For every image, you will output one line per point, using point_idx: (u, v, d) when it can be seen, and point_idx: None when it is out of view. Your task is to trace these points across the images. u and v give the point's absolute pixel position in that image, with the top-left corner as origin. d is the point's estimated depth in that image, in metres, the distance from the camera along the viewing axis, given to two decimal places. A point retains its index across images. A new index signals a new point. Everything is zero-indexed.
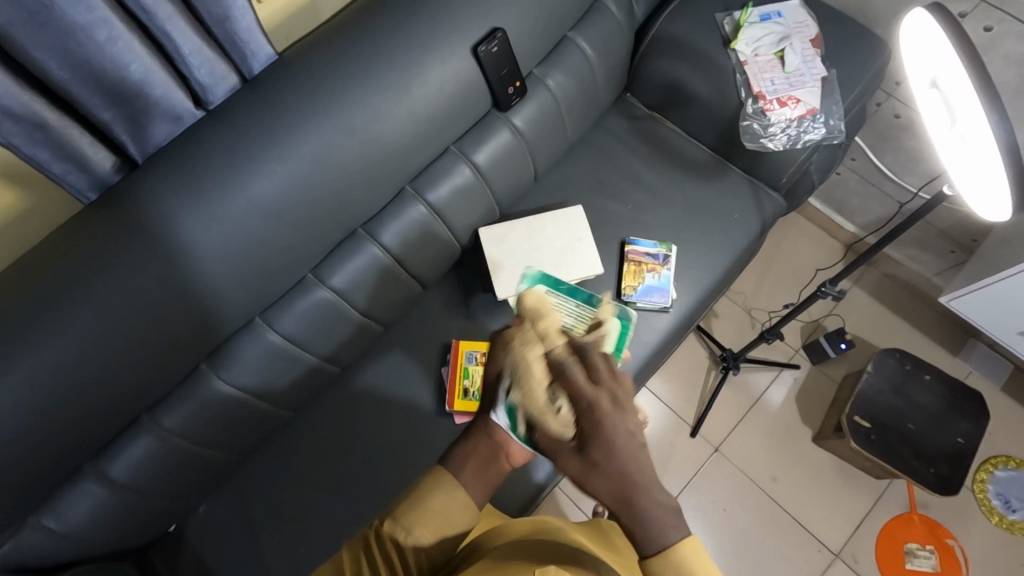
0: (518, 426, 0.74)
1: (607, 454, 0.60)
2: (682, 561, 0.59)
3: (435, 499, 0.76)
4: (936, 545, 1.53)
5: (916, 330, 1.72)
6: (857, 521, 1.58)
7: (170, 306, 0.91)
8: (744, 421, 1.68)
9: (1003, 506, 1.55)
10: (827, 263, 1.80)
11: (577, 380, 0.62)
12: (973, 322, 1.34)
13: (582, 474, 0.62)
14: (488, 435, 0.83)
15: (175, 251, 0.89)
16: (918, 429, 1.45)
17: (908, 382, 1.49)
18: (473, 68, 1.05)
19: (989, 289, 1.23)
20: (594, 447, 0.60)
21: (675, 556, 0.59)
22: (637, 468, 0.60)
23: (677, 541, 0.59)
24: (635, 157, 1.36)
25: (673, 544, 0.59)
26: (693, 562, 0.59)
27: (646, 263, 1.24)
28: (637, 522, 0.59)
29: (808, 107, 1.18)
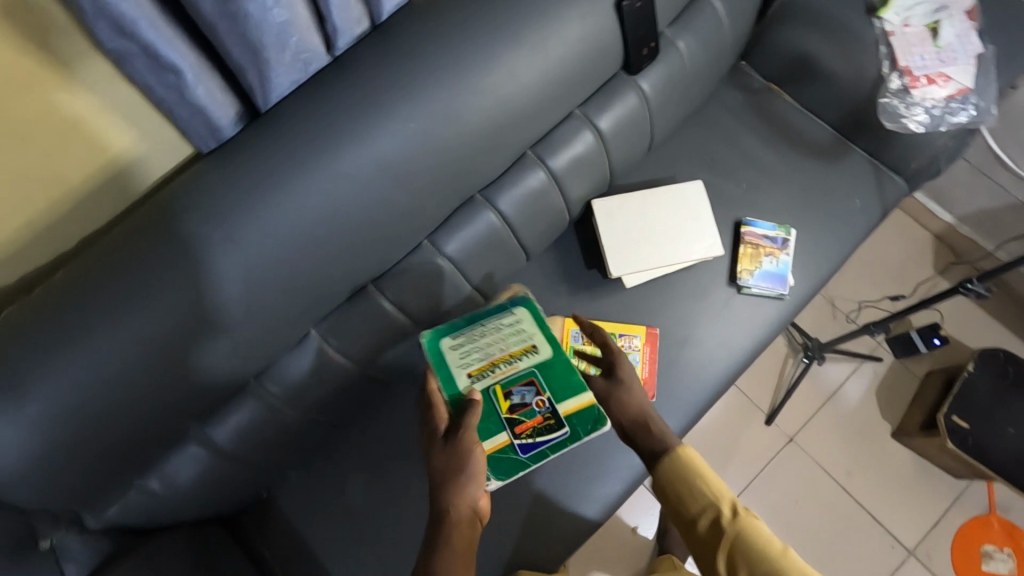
0: (518, 459, 0.83)
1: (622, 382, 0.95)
2: (684, 459, 0.86)
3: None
4: (1014, 548, 1.49)
5: (1007, 329, 1.66)
6: (933, 520, 1.54)
7: (259, 282, 0.83)
8: (821, 412, 1.64)
9: None
10: (916, 254, 1.72)
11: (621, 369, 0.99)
12: None
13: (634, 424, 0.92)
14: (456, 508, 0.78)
15: (268, 227, 0.81)
16: (1018, 433, 1.38)
17: (1010, 385, 1.42)
18: (613, 25, 0.97)
19: None
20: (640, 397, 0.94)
21: (681, 456, 0.86)
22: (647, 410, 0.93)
23: (677, 447, 0.87)
24: (751, 131, 1.27)
25: (676, 450, 0.87)
26: (693, 461, 0.85)
27: (764, 246, 1.17)
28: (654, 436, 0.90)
29: (959, 86, 1.08)
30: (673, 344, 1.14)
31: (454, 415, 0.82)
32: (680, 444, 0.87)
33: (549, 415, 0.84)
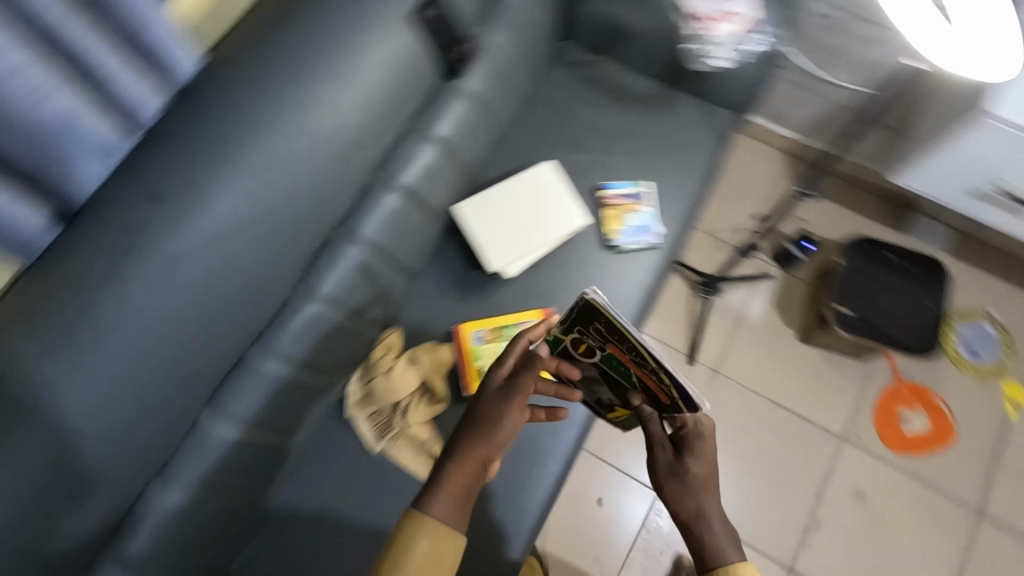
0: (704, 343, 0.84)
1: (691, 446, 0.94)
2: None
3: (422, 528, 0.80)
4: (926, 407, 1.67)
5: (864, 215, 1.84)
6: (854, 404, 1.68)
7: (119, 383, 0.79)
8: (734, 338, 1.75)
9: (972, 356, 1.70)
10: (775, 173, 1.87)
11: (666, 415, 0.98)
12: (930, 198, 1.40)
13: (668, 469, 0.94)
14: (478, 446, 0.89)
15: (132, 313, 0.79)
16: (892, 304, 1.50)
17: (875, 264, 1.53)
18: (417, 39, 1.00)
19: (936, 161, 1.30)
20: (687, 451, 0.94)
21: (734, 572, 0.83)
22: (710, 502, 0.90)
23: (734, 562, 0.85)
24: (587, 102, 1.34)
25: (734, 564, 0.84)
26: None
27: (625, 205, 1.23)
28: (704, 541, 0.87)
29: (746, 19, 1.21)
30: None
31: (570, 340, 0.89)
32: (739, 559, 0.85)
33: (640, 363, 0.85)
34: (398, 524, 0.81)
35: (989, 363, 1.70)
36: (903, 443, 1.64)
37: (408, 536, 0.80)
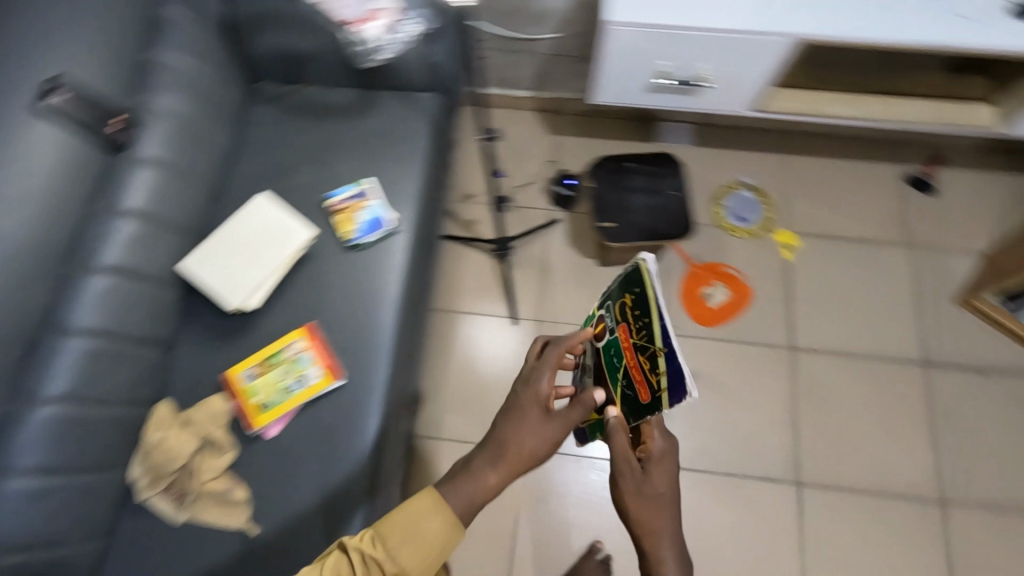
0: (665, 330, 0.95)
1: (666, 463, 1.05)
2: None
3: (432, 523, 0.94)
4: (721, 278, 1.86)
5: (614, 139, 2.06)
6: (662, 300, 1.85)
7: None
8: (545, 285, 1.87)
9: (742, 222, 1.93)
10: (527, 132, 2.05)
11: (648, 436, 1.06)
12: (621, 103, 1.57)
13: (636, 482, 1.03)
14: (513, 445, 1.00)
15: None
16: (644, 205, 1.66)
17: (620, 175, 1.69)
18: (60, 127, 1.06)
19: (605, 74, 1.46)
20: (652, 469, 1.04)
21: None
22: (666, 522, 1.03)
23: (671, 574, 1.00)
24: (295, 128, 1.41)
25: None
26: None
27: (353, 206, 1.31)
28: (652, 550, 1.01)
29: (392, 11, 1.30)
30: (337, 322, 1.23)
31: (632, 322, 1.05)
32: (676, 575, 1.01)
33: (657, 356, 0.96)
34: (406, 509, 0.95)
35: (758, 222, 1.93)
36: (712, 316, 1.83)
37: (416, 516, 0.95)
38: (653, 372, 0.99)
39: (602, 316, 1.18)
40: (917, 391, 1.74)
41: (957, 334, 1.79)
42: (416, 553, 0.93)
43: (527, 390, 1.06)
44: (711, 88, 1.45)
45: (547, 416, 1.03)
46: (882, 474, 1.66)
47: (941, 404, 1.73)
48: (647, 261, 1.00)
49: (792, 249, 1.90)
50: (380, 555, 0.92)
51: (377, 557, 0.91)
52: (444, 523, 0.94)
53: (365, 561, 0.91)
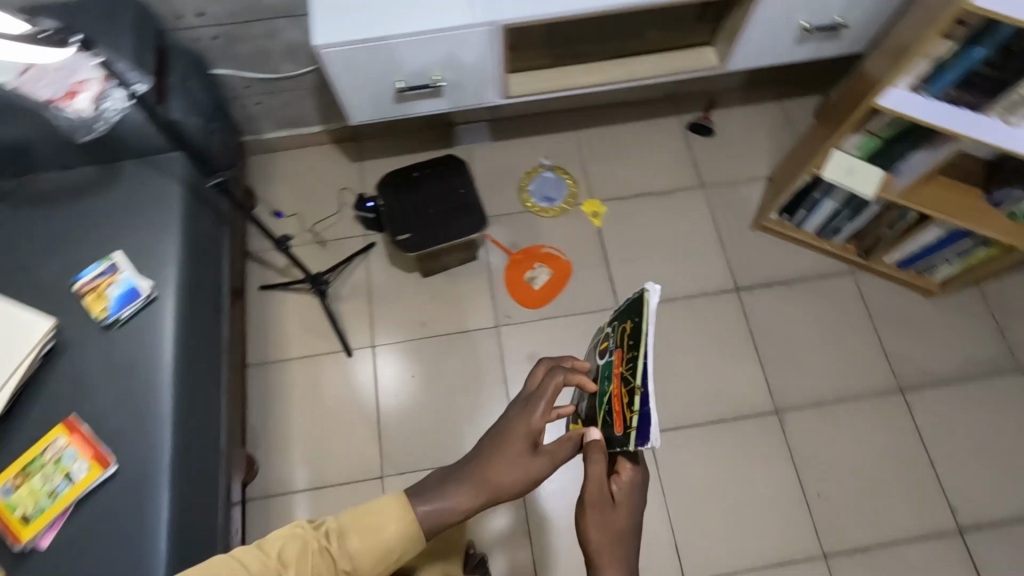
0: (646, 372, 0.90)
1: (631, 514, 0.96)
2: None
3: (398, 532, 0.91)
4: (541, 258, 1.92)
5: (415, 152, 2.10)
6: (490, 293, 1.88)
7: None
8: (374, 309, 1.87)
9: (550, 201, 2.01)
10: (330, 164, 2.06)
11: (622, 467, 0.99)
12: (375, 121, 1.57)
13: (599, 510, 0.96)
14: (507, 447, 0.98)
15: None
16: (436, 210, 1.70)
17: (409, 186, 1.72)
18: None
19: (345, 97, 1.47)
20: (618, 496, 0.98)
21: None
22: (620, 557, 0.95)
23: None
24: (32, 219, 1.34)
25: None
26: None
27: (102, 283, 1.26)
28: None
29: (98, 80, 1.21)
30: (103, 410, 1.18)
31: (625, 348, 0.99)
32: None
33: (632, 395, 0.92)
34: (383, 503, 0.92)
35: (564, 198, 2.01)
36: (540, 295, 1.87)
37: (388, 511, 0.92)
38: (628, 405, 0.94)
39: (608, 335, 1.12)
40: (735, 317, 1.86)
41: (760, 255, 1.93)
42: (372, 549, 0.90)
43: (516, 422, 1.00)
44: (449, 87, 1.50)
45: (533, 455, 0.98)
46: (720, 401, 1.77)
47: (760, 322, 1.86)
48: (648, 290, 0.94)
49: (599, 215, 1.99)
50: (341, 551, 0.89)
51: (337, 552, 0.88)
52: (408, 531, 0.91)
53: (328, 554, 0.88)
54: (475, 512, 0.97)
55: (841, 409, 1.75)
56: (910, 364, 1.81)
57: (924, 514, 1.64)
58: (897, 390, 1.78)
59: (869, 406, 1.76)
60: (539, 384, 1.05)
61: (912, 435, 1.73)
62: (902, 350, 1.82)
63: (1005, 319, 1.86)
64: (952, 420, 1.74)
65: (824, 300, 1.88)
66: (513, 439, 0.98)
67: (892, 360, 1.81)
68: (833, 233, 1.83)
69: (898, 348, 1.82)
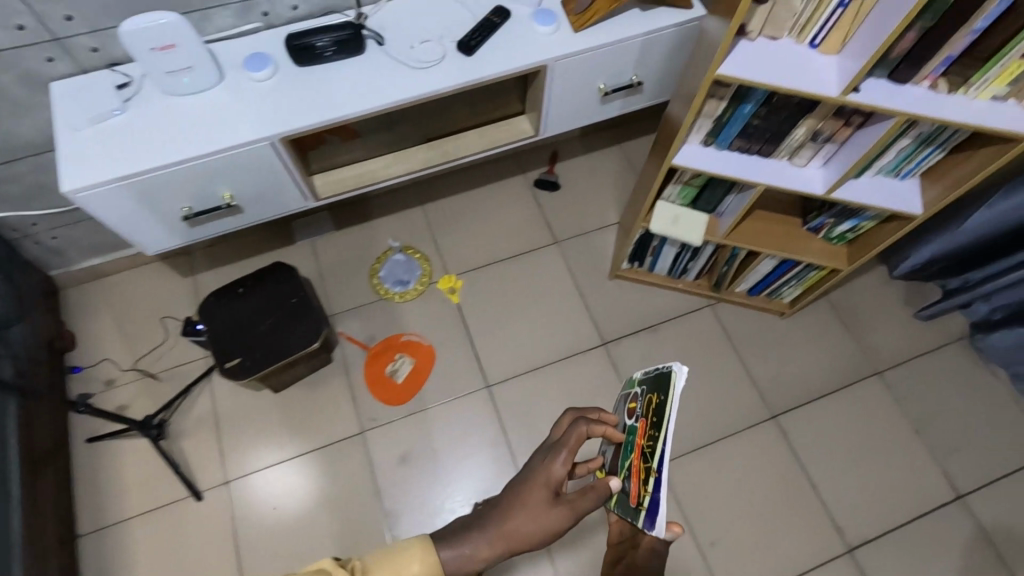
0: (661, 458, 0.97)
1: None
2: None
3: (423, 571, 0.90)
4: (401, 347, 1.83)
5: (255, 255, 1.96)
6: (351, 396, 1.76)
7: None
8: (223, 439, 1.70)
9: (404, 284, 1.92)
10: (159, 285, 1.89)
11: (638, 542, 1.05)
12: (174, 245, 1.44)
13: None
14: (536, 487, 1.01)
15: None
16: (269, 324, 1.57)
17: (235, 303, 1.58)
18: None
19: (127, 231, 1.33)
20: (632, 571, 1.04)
21: None
22: None
23: None
24: None
25: None
26: None
27: None
28: None
29: None
30: None
31: (650, 421, 1.06)
32: None
33: (648, 476, 1.00)
34: (407, 542, 0.92)
35: (418, 278, 1.93)
36: (404, 388, 1.77)
37: (412, 547, 0.91)
38: (643, 482, 1.02)
39: (637, 396, 1.17)
40: (605, 372, 1.83)
41: (621, 303, 1.93)
42: None
43: (541, 472, 1.02)
44: (246, 201, 1.40)
45: (552, 504, 1.00)
46: (605, 464, 1.77)
47: (630, 372, 1.84)
48: (678, 372, 1.01)
49: (457, 290, 1.92)
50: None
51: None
52: (431, 574, 0.90)
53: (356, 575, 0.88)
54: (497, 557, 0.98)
55: (720, 447, 1.75)
56: (777, 387, 1.84)
57: (811, 538, 1.65)
58: (769, 416, 1.80)
59: (746, 438, 1.77)
60: (564, 433, 1.07)
61: (789, 460, 1.74)
62: (767, 375, 1.86)
63: (854, 326, 1.93)
64: (822, 436, 1.77)
65: (689, 338, 1.88)
66: (544, 484, 1.01)
67: (759, 386, 1.83)
68: (683, 273, 1.85)
69: (764, 373, 1.86)
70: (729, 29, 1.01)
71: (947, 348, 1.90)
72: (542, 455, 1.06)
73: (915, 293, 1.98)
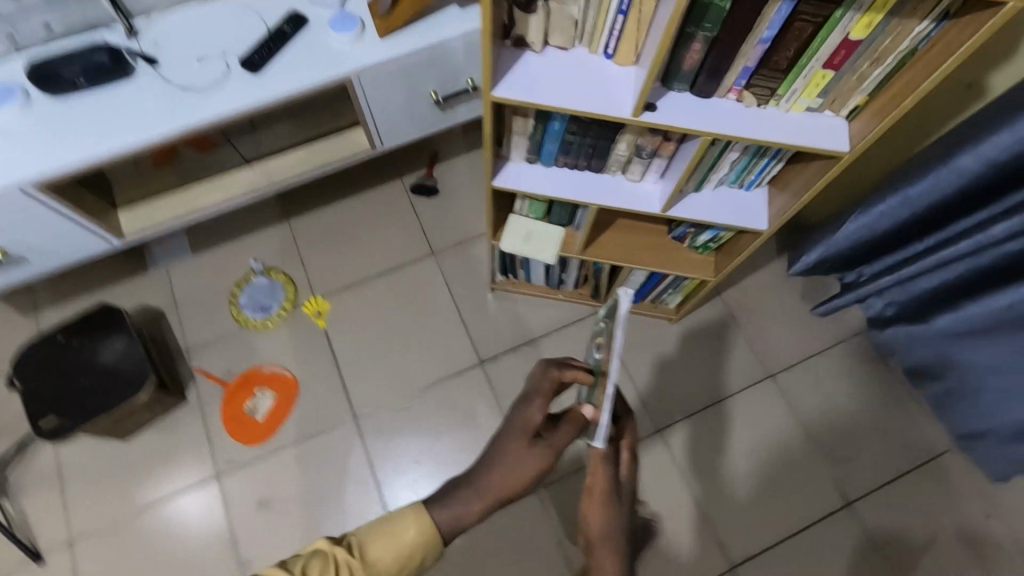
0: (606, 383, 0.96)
1: (614, 484, 1.06)
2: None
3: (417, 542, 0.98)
4: (262, 381, 1.70)
5: (104, 286, 1.80)
6: (206, 438, 1.64)
7: None
8: (66, 494, 1.58)
9: (266, 311, 1.78)
10: None
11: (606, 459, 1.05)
12: None
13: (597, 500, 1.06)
14: (514, 437, 1.06)
15: None
16: (91, 376, 1.44)
17: (55, 354, 1.46)
18: None
19: None
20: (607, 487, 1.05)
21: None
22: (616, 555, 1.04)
23: None
24: None
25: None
26: None
27: None
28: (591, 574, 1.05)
29: None
30: None
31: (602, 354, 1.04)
32: None
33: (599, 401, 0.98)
34: (397, 511, 0.99)
35: (282, 302, 1.79)
36: (265, 427, 1.66)
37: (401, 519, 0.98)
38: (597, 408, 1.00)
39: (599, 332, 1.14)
40: (482, 394, 1.73)
41: (500, 317, 1.81)
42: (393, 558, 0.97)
43: (515, 421, 1.09)
44: (27, 250, 1.25)
45: (529, 448, 1.05)
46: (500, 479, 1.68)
47: (508, 393, 1.74)
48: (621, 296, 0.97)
49: (324, 314, 1.79)
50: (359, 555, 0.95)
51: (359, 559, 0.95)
52: (425, 532, 0.99)
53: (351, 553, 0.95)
54: (491, 508, 1.05)
55: None
56: (665, 398, 1.75)
57: (693, 556, 1.60)
58: (654, 431, 1.71)
59: None
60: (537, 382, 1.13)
61: (674, 476, 1.67)
62: (654, 385, 1.76)
63: (748, 326, 1.83)
64: (710, 448, 1.70)
65: (572, 351, 1.77)
66: (523, 429, 1.06)
67: (646, 399, 1.74)
68: (560, 283, 1.73)
69: (650, 385, 1.76)
70: (486, 43, 0.87)
71: (843, 346, 1.81)
72: (523, 398, 1.12)
73: (814, 287, 1.87)
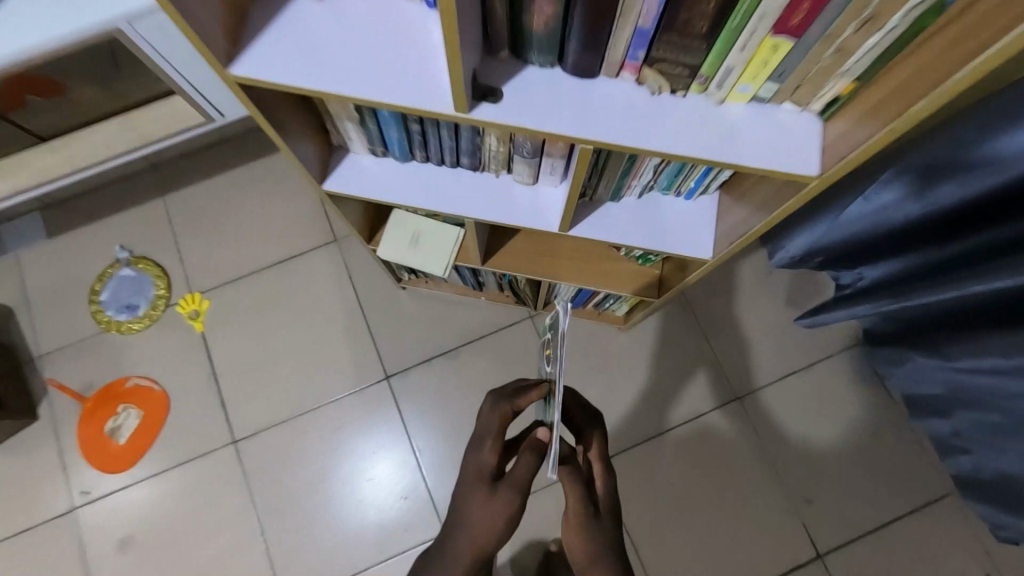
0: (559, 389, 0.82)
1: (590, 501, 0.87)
2: None
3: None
4: (127, 397, 1.44)
5: None
6: (62, 463, 1.40)
7: None
8: None
9: (133, 311, 1.49)
10: None
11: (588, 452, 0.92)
12: None
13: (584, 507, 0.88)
14: (471, 482, 0.87)
15: None
16: None
17: None
18: None
19: None
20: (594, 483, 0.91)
21: None
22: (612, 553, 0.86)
23: None
24: None
25: None
26: None
27: None
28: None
29: None
30: None
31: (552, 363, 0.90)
32: None
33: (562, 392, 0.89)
34: None
35: (154, 301, 1.49)
36: (131, 451, 1.41)
37: None
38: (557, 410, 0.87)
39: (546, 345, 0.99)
40: (388, 414, 1.45)
41: (414, 321, 1.49)
42: None
43: (474, 461, 0.88)
44: None
45: (493, 491, 0.85)
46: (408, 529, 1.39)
47: (417, 415, 1.45)
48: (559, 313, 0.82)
49: (202, 315, 1.49)
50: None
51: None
52: None
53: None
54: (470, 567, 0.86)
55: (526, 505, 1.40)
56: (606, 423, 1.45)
57: None
58: None
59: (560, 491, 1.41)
60: (485, 415, 0.91)
61: None
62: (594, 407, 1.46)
63: (716, 335, 1.50)
64: (654, 485, 1.41)
65: (498, 365, 1.46)
66: (480, 469, 0.87)
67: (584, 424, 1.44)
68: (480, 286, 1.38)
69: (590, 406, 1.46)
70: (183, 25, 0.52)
71: (829, 362, 1.48)
72: (473, 442, 0.90)
73: (800, 288, 1.52)
